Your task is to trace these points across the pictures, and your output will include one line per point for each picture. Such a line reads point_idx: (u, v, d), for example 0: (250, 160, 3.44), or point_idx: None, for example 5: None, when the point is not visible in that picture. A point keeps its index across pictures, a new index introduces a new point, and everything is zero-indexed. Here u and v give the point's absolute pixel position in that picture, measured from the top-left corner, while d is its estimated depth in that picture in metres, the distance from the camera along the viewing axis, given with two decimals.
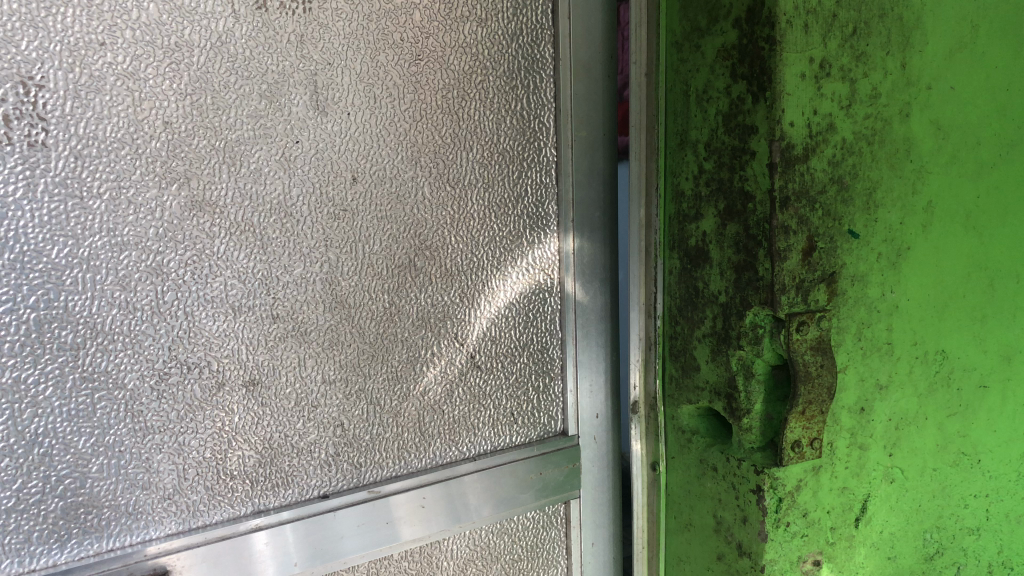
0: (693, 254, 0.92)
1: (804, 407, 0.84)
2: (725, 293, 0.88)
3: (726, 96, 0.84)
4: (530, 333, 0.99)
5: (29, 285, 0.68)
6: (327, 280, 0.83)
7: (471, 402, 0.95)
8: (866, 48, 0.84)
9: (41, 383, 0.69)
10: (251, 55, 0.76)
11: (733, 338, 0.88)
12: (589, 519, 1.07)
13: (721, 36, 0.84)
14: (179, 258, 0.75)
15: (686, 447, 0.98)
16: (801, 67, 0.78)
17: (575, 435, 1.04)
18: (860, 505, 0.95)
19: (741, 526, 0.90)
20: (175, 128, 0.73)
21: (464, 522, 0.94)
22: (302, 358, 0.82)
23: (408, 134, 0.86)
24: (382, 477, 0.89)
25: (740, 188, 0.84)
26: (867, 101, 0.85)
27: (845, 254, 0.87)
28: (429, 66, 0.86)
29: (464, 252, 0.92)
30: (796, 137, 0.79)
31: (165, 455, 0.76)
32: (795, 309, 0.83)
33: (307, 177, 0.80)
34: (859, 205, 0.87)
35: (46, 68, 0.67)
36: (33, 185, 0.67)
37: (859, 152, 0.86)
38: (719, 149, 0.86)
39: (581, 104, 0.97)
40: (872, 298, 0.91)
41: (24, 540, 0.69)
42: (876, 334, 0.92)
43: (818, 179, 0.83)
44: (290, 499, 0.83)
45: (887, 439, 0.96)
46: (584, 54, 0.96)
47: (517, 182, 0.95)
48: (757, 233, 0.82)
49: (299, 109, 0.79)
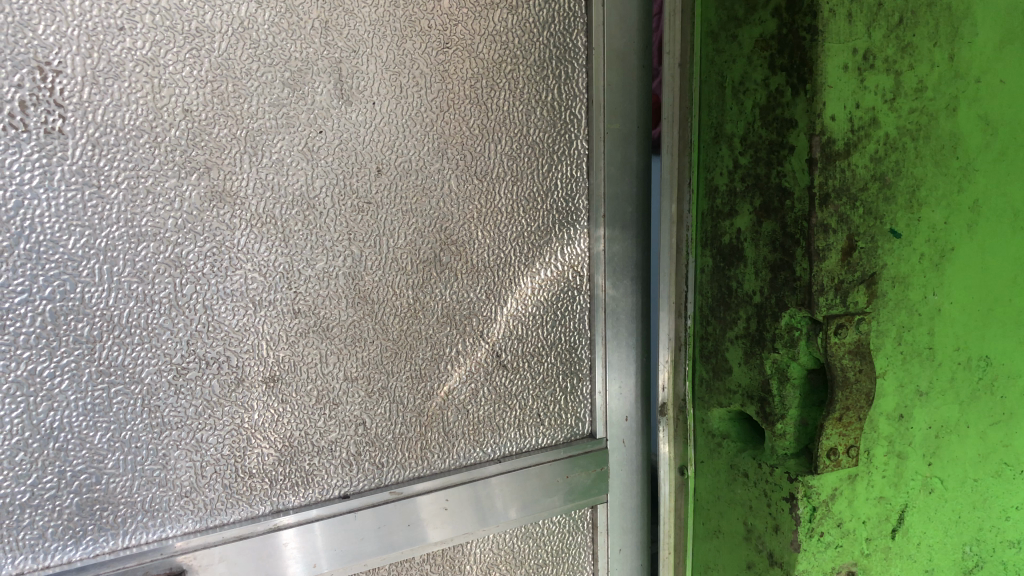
0: (726, 252, 0.89)
1: (841, 413, 0.82)
2: (760, 293, 0.85)
3: (764, 88, 0.81)
4: (558, 332, 0.95)
5: (45, 276, 0.67)
6: (350, 275, 0.80)
7: (497, 402, 0.92)
8: (912, 39, 0.80)
9: (56, 376, 0.68)
10: (274, 41, 0.74)
11: (767, 341, 0.85)
12: (617, 525, 1.03)
13: (759, 26, 0.81)
14: (198, 250, 0.73)
15: (716, 451, 0.95)
16: (844, 58, 0.75)
17: (604, 439, 1.00)
18: (897, 515, 0.91)
19: (773, 535, 0.87)
20: (195, 116, 0.71)
21: (490, 525, 0.91)
22: (324, 354, 0.80)
23: (435, 125, 0.84)
24: (405, 478, 0.86)
25: (778, 184, 0.81)
26: (912, 94, 0.82)
27: (886, 254, 0.83)
28: (457, 54, 0.84)
29: (491, 247, 0.89)
30: (837, 131, 0.76)
31: (182, 452, 0.74)
32: (834, 311, 0.80)
33: (331, 169, 0.78)
34: (901, 204, 0.83)
35: (64, 54, 0.65)
36: (49, 173, 0.66)
37: (902, 148, 0.82)
38: (756, 143, 0.83)
39: (615, 95, 0.94)
40: (914, 301, 0.87)
41: (38, 536, 0.68)
42: (917, 339, 0.88)
43: (859, 176, 0.79)
44: (310, 499, 0.81)
45: (927, 447, 0.93)
46: (618, 43, 0.93)
47: (547, 176, 0.92)
48: (795, 232, 0.79)
49: (323, 98, 0.77)
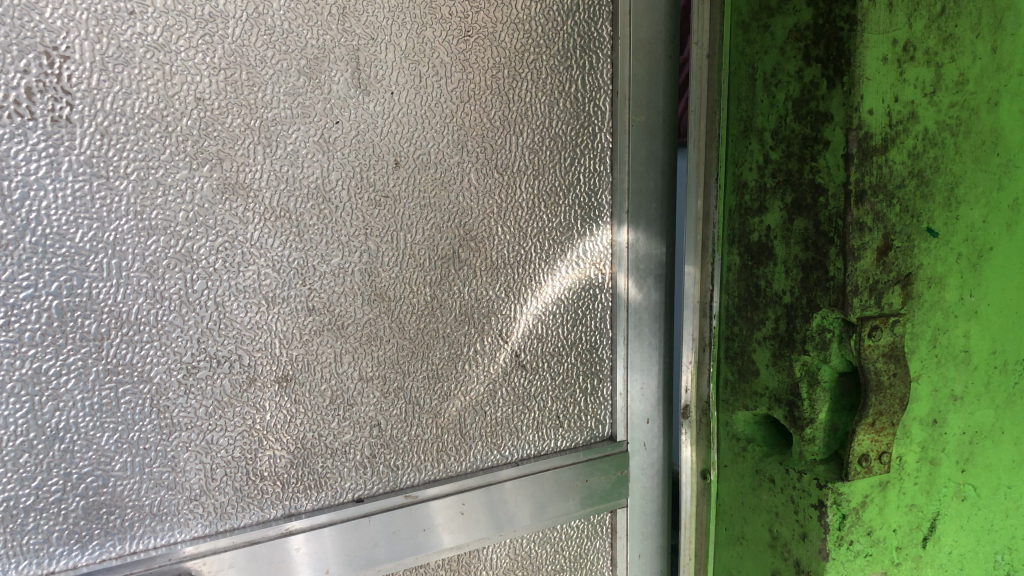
0: (755, 250, 0.86)
1: (874, 418, 0.78)
2: (790, 293, 0.82)
3: (798, 80, 0.78)
4: (579, 332, 0.92)
5: (52, 270, 0.64)
6: (366, 271, 0.78)
7: (515, 403, 0.89)
8: (953, 30, 0.77)
9: (63, 375, 0.65)
10: (290, 28, 0.71)
11: (797, 342, 0.82)
12: (636, 530, 1.00)
13: (794, 16, 0.78)
14: (209, 245, 0.70)
15: (741, 456, 0.92)
16: (884, 50, 0.72)
17: (624, 441, 0.97)
18: (929, 524, 0.88)
19: (800, 543, 0.84)
20: (208, 104, 0.69)
21: (507, 530, 0.89)
22: (339, 353, 0.77)
23: (455, 117, 0.81)
24: (421, 482, 0.83)
25: (811, 180, 0.78)
26: (953, 88, 0.78)
27: (922, 254, 0.80)
28: (478, 42, 0.81)
29: (511, 243, 0.86)
30: (875, 126, 0.73)
31: (191, 454, 0.71)
32: (868, 313, 0.77)
33: (348, 161, 0.75)
34: (939, 201, 0.80)
35: (71, 38, 0.62)
36: (56, 164, 0.63)
37: (942, 143, 0.79)
38: (788, 138, 0.80)
39: (641, 87, 0.91)
40: (950, 303, 0.84)
41: (43, 541, 0.65)
42: (953, 342, 0.85)
43: (897, 172, 0.76)
44: (323, 502, 0.78)
45: (961, 454, 0.89)
46: (645, 33, 0.90)
47: (569, 170, 0.89)
48: (829, 231, 0.76)
49: (340, 87, 0.74)
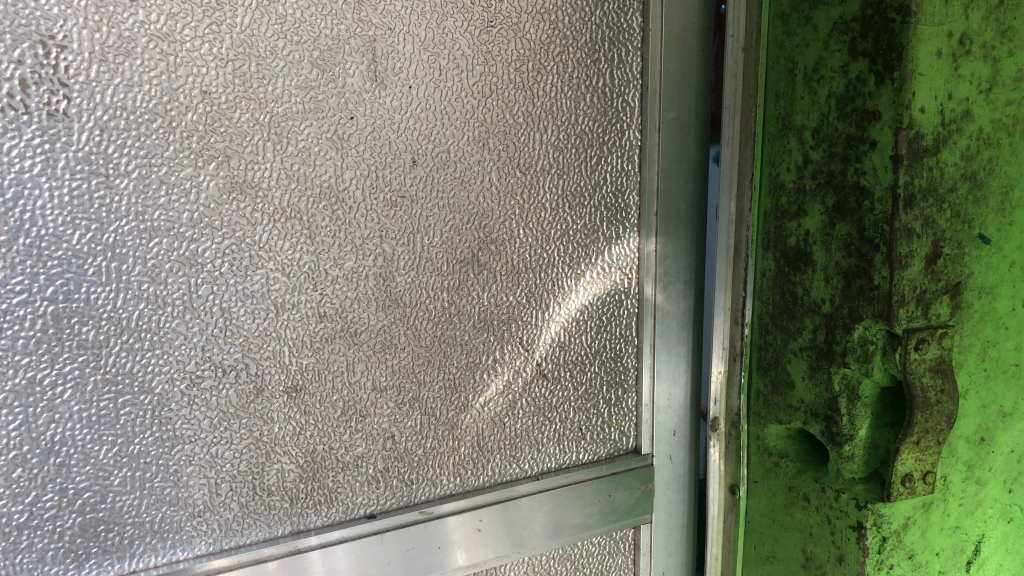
0: (792, 256, 0.82)
1: (919, 437, 0.73)
2: (830, 302, 0.77)
3: (842, 75, 0.73)
4: (603, 340, 0.88)
5: (47, 274, 0.60)
6: (381, 275, 0.73)
7: (536, 414, 0.85)
8: (1012, 23, 0.72)
9: (58, 385, 0.61)
10: (302, 17, 0.67)
11: (836, 355, 0.77)
12: (661, 546, 0.95)
13: (840, 7, 0.73)
14: (214, 247, 0.66)
15: (773, 472, 0.89)
16: (938, 43, 0.67)
17: (649, 455, 0.93)
18: (972, 546, 0.83)
19: (836, 566, 0.80)
20: (214, 98, 0.64)
21: (525, 547, 0.84)
22: (351, 362, 0.73)
23: (476, 112, 0.76)
24: (436, 496, 0.79)
25: (855, 182, 0.73)
26: (1011, 84, 0.73)
27: (974, 261, 0.75)
28: (501, 34, 0.76)
29: (534, 246, 0.82)
30: (927, 125, 0.68)
31: (195, 468, 0.67)
32: (914, 324, 0.72)
33: (362, 160, 0.71)
34: (993, 205, 0.75)
35: (69, 26, 0.58)
36: (52, 161, 0.59)
37: (997, 143, 0.74)
38: (830, 137, 0.75)
39: (673, 81, 0.86)
40: (1002, 313, 0.79)
41: (37, 560, 0.62)
42: (1003, 354, 0.80)
43: (949, 175, 0.71)
44: (333, 519, 0.74)
45: (1008, 473, 0.85)
46: (678, 24, 0.85)
47: (595, 169, 0.84)
48: (874, 237, 0.71)
49: (355, 80, 0.70)
